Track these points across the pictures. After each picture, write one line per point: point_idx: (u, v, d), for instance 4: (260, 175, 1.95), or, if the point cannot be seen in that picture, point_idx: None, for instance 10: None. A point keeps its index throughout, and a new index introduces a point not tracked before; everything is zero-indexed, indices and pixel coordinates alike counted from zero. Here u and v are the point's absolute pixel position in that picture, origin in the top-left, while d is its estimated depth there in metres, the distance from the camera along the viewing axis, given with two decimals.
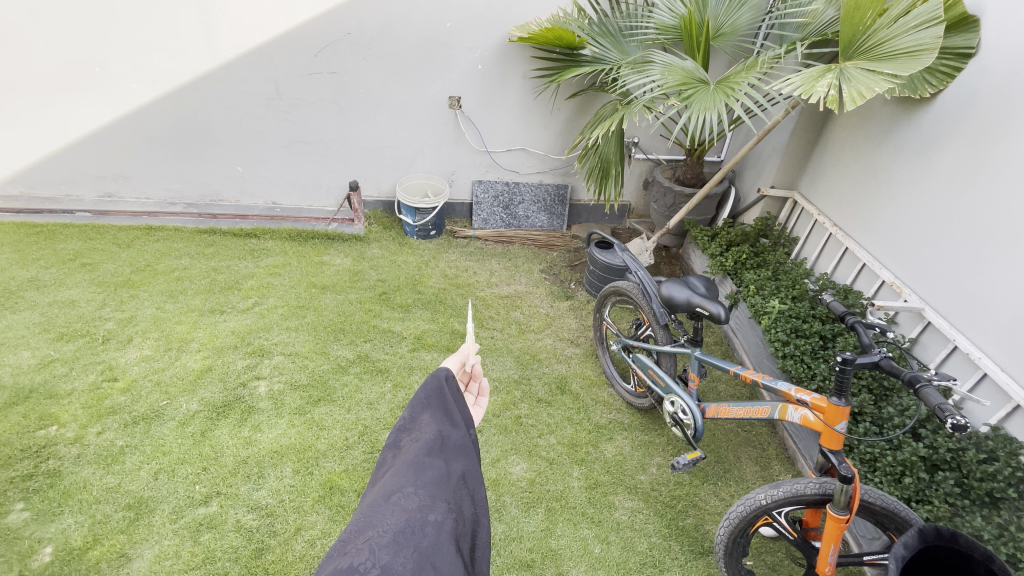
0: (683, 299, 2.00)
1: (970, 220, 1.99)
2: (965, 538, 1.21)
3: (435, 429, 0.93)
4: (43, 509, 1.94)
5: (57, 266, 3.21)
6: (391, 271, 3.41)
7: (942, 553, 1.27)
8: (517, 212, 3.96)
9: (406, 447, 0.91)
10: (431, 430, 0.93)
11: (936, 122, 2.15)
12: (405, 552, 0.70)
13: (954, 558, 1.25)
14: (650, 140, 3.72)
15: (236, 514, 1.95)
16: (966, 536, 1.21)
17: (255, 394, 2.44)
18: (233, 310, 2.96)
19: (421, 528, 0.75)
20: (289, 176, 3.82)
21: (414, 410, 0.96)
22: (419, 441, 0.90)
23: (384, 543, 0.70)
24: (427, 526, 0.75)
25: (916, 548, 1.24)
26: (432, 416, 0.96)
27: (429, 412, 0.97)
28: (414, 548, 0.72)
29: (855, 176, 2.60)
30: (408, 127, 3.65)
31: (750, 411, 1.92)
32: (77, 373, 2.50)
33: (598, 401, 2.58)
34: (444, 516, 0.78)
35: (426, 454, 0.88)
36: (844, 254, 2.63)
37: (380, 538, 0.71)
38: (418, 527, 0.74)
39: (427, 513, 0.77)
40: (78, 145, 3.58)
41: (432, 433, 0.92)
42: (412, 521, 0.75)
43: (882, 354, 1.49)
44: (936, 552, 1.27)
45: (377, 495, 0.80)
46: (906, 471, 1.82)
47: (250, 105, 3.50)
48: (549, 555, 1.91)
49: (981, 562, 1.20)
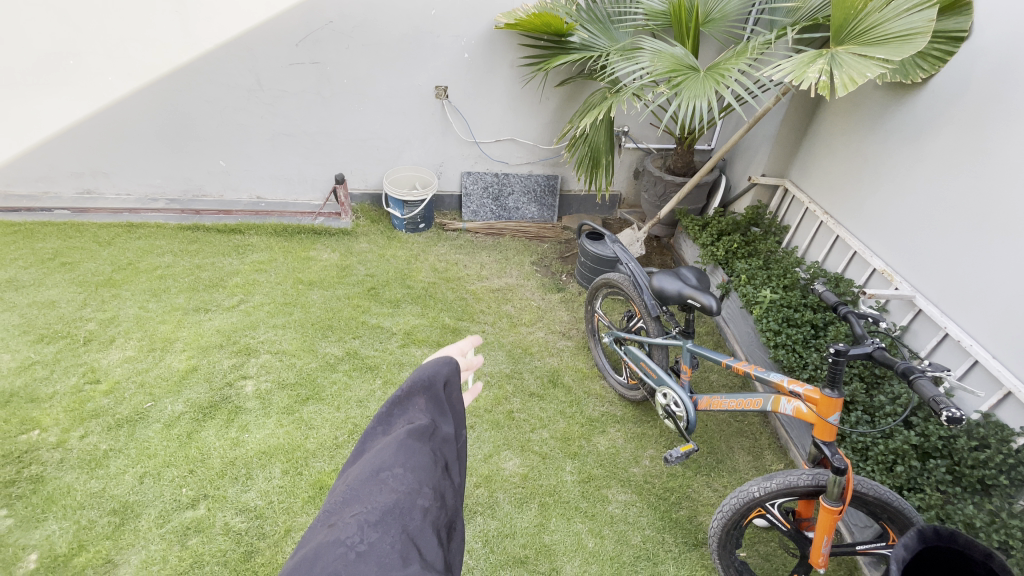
0: (675, 291, 1.97)
1: (961, 207, 1.98)
2: (964, 537, 1.23)
3: (430, 415, 0.88)
4: (25, 516, 1.88)
5: (36, 266, 3.13)
6: (379, 265, 3.36)
7: (940, 554, 1.29)
8: (506, 203, 3.91)
9: (398, 427, 0.86)
10: (425, 415, 0.88)
11: (928, 107, 2.13)
12: (392, 532, 0.66)
13: (953, 558, 1.27)
14: (640, 129, 3.68)
15: (224, 517, 1.91)
16: (965, 536, 1.23)
17: (242, 394, 2.39)
18: (217, 308, 2.90)
19: (409, 510, 0.70)
20: (273, 169, 3.74)
21: (409, 390, 0.90)
22: (411, 424, 0.84)
23: (373, 519, 0.66)
24: (416, 510, 0.71)
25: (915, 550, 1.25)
26: (427, 400, 0.90)
27: (426, 396, 0.91)
28: (402, 529, 0.67)
29: (846, 164, 2.58)
30: (394, 118, 3.58)
31: (742, 403, 1.90)
32: (58, 376, 2.43)
33: (590, 394, 2.56)
34: (432, 502, 0.73)
35: (416, 439, 0.82)
36: (835, 241, 2.62)
37: (369, 515, 0.67)
38: (406, 509, 0.70)
39: (416, 496, 0.72)
40: (55, 141, 3.48)
41: (426, 418, 0.87)
42: (400, 503, 0.70)
43: (875, 344, 1.46)
44: (934, 553, 1.29)
45: (364, 469, 0.75)
46: (898, 460, 1.82)
47: (230, 96, 3.41)
48: (543, 551, 1.89)
49: (981, 562, 1.22)
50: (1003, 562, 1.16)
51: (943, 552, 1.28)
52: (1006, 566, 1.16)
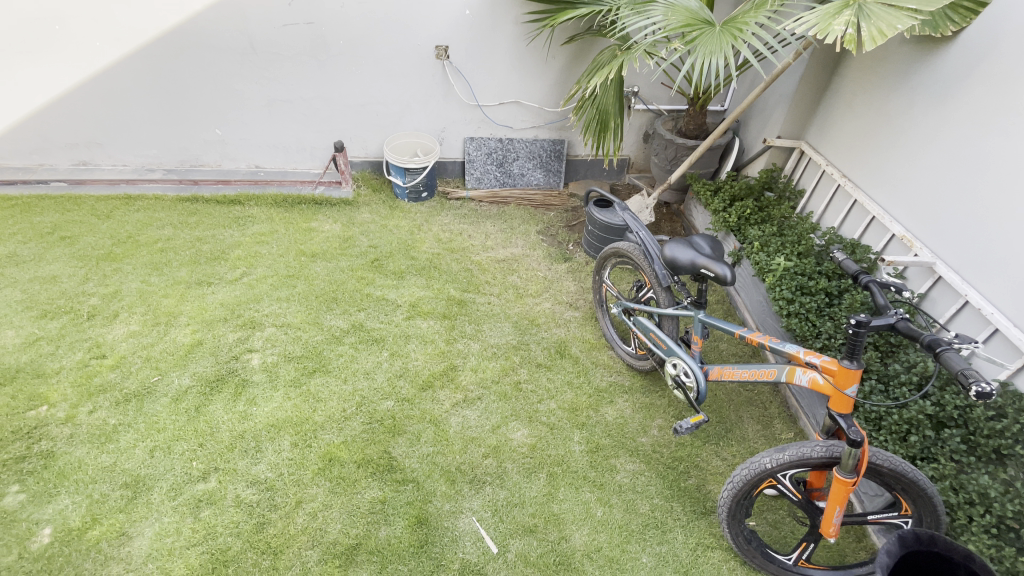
0: (687, 260, 1.90)
1: (988, 169, 1.88)
2: (944, 540, 1.30)
3: None
4: (38, 491, 1.90)
5: (35, 241, 3.08)
6: (382, 236, 3.30)
7: (921, 558, 1.35)
8: (511, 170, 3.79)
9: None
10: None
11: (958, 63, 2.00)
12: None
13: (932, 561, 1.33)
14: (651, 89, 3.52)
15: (235, 489, 1.93)
16: (944, 538, 1.30)
17: (248, 367, 2.39)
18: (221, 281, 2.87)
19: None
20: (270, 138, 3.63)
21: None
22: None
23: None
24: None
25: (899, 555, 1.31)
26: None
27: None
28: None
29: (867, 124, 2.46)
30: (393, 82, 3.44)
31: (755, 374, 1.86)
32: (63, 351, 2.43)
33: (598, 364, 2.54)
34: None
35: None
36: (852, 206, 2.52)
37: None
38: None
39: None
40: (46, 111, 3.38)
41: None
42: None
43: (899, 315, 1.41)
44: (916, 558, 1.34)
45: None
46: (911, 429, 1.79)
47: (224, 62, 3.28)
48: (553, 520, 1.91)
49: (961, 563, 1.29)
50: (984, 564, 1.24)
51: (923, 555, 1.34)
52: (987, 568, 1.24)
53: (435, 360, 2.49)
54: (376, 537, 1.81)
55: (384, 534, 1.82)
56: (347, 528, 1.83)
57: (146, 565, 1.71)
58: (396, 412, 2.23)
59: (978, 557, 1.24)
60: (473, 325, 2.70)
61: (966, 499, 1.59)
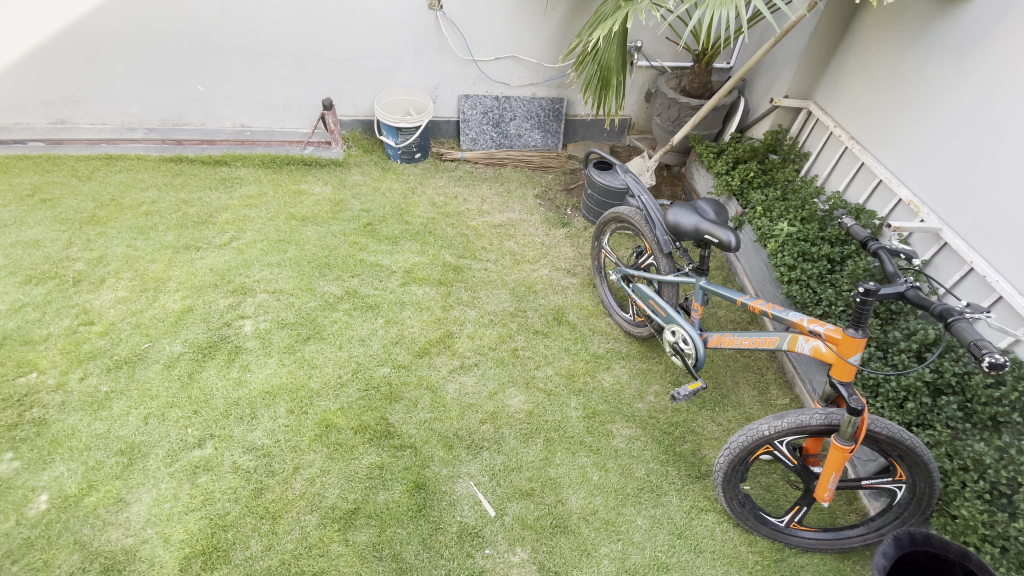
0: (691, 226, 1.85)
1: (1004, 131, 1.81)
2: (940, 539, 1.37)
3: None
4: (32, 458, 1.89)
5: (15, 204, 2.97)
6: (374, 200, 3.20)
7: (917, 556, 1.42)
8: (508, 130, 3.66)
9: None
10: None
11: (982, 17, 1.89)
12: None
13: (928, 559, 1.41)
14: (655, 45, 3.36)
15: (232, 456, 1.92)
16: (940, 538, 1.38)
17: (241, 334, 2.35)
18: (209, 246, 2.79)
19: None
20: (255, 94, 3.45)
21: None
22: None
23: None
24: None
25: (896, 555, 1.38)
26: None
27: None
28: None
29: (879, 83, 2.35)
30: (383, 34, 3.26)
31: (755, 341, 1.84)
32: (50, 318, 2.37)
33: (596, 331, 2.52)
34: None
35: None
36: (858, 170, 2.44)
37: None
38: None
39: None
40: (18, 65, 3.18)
41: None
42: None
43: (909, 284, 1.37)
44: (912, 555, 1.42)
45: None
46: (908, 397, 1.79)
47: (203, 10, 3.09)
48: (549, 484, 1.93)
49: (956, 561, 1.36)
50: (979, 562, 1.31)
51: (920, 553, 1.41)
52: (982, 565, 1.31)
53: (431, 326, 2.46)
54: (375, 501, 1.83)
55: (382, 499, 1.84)
56: (345, 493, 1.85)
57: (146, 530, 1.72)
58: (393, 378, 2.22)
59: (974, 556, 1.32)
60: (470, 291, 2.66)
61: (960, 465, 1.60)
